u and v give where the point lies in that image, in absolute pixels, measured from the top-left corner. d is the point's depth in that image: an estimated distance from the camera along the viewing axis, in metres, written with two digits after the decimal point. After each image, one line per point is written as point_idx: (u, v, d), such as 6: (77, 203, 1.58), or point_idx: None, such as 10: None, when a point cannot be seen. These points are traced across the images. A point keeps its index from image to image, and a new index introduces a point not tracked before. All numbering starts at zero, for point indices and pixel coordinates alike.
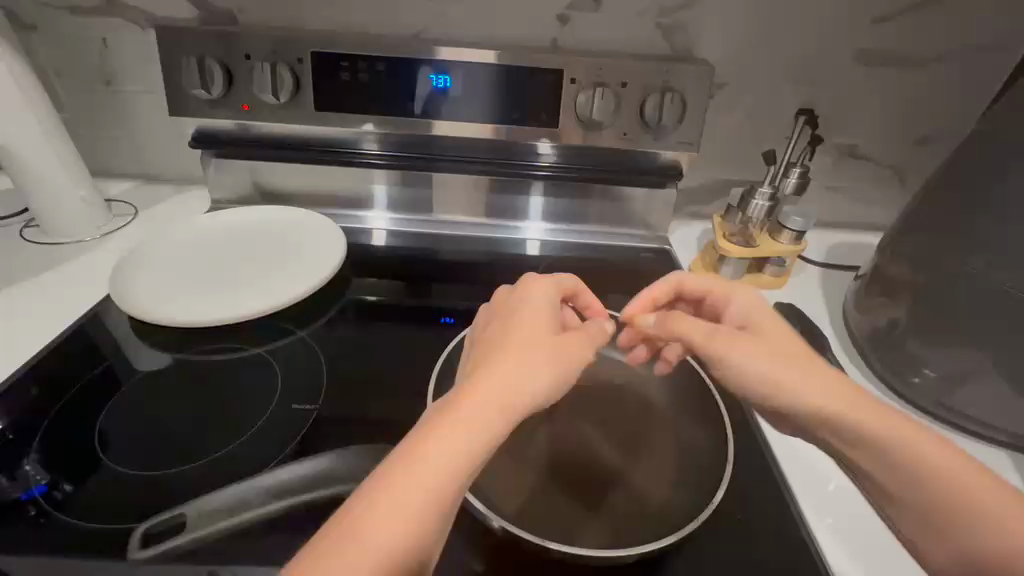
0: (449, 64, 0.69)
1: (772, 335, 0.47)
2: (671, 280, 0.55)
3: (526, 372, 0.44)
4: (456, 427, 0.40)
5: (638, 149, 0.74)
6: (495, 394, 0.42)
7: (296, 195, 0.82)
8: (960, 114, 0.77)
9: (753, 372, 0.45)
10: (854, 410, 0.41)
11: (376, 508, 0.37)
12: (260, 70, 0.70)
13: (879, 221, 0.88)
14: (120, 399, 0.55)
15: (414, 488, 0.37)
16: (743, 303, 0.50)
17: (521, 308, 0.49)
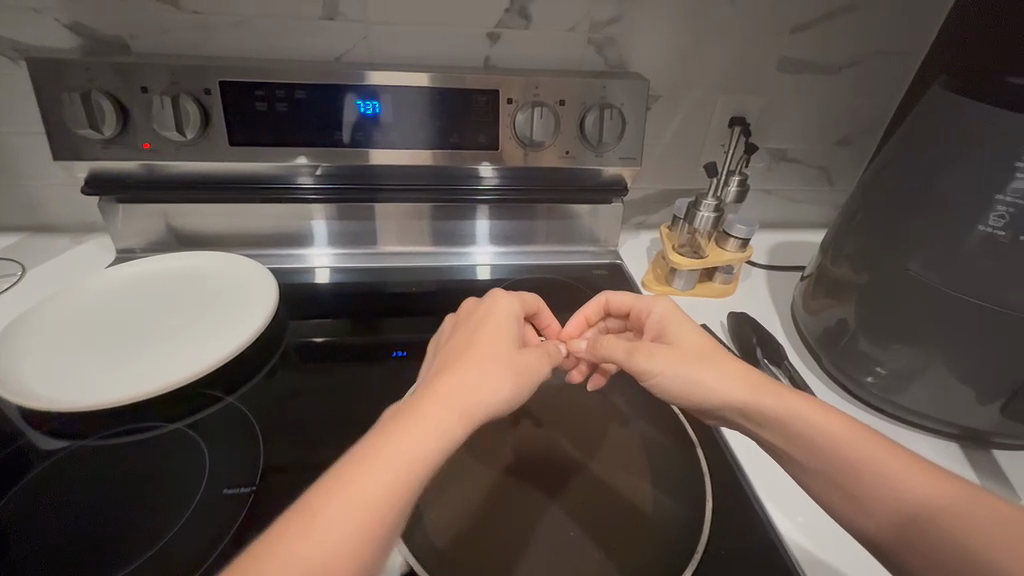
0: (378, 89, 0.65)
1: (683, 339, 0.48)
2: (597, 299, 0.56)
3: (494, 375, 0.41)
4: (418, 425, 0.36)
5: (580, 166, 0.72)
6: (468, 388, 0.39)
7: (217, 237, 0.74)
8: (875, 115, 0.82)
9: (673, 375, 0.46)
10: (768, 398, 0.43)
11: (325, 508, 0.32)
12: (160, 104, 0.62)
13: (811, 218, 0.92)
14: (10, 500, 0.46)
15: (373, 480, 0.33)
16: (659, 311, 0.51)
17: (489, 311, 0.47)
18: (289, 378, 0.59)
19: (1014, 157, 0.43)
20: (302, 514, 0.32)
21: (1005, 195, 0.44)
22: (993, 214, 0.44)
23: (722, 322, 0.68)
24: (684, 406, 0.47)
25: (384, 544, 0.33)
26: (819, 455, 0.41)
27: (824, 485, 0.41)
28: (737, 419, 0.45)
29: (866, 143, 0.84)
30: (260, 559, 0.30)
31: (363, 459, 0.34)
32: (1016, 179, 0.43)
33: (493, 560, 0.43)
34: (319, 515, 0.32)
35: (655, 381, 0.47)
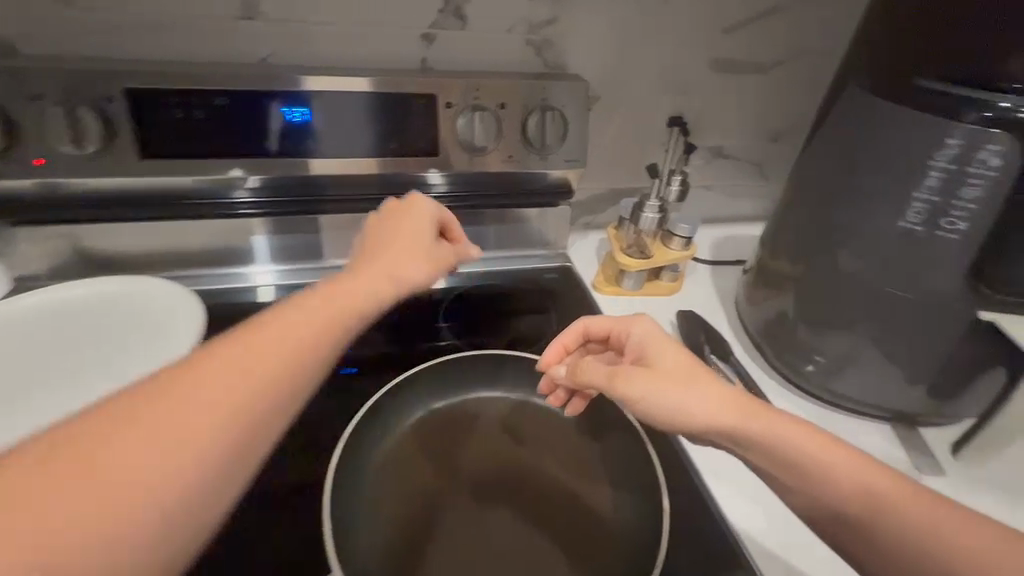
0: (306, 94, 0.61)
1: (668, 362, 0.42)
2: (574, 326, 0.48)
3: (378, 285, 0.47)
4: (323, 301, 0.43)
5: (526, 170, 0.71)
6: (379, 273, 0.48)
7: (136, 259, 0.68)
8: (802, 112, 0.86)
9: (660, 403, 0.40)
10: (760, 424, 0.38)
11: (213, 369, 0.36)
12: (53, 116, 0.56)
13: (749, 211, 0.95)
14: None
15: (266, 353, 0.38)
16: (641, 333, 0.44)
17: (402, 212, 0.54)
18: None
19: (926, 155, 0.45)
20: (169, 378, 0.35)
21: (920, 191, 0.45)
22: (911, 210, 0.46)
23: (672, 320, 0.70)
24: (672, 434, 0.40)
25: (272, 406, 0.37)
26: (808, 481, 0.36)
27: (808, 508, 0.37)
28: (727, 446, 0.39)
29: (796, 138, 0.88)
30: (146, 401, 0.34)
31: (239, 340, 0.38)
32: (929, 177, 0.45)
33: None
34: (206, 372, 0.36)
35: (641, 411, 0.41)
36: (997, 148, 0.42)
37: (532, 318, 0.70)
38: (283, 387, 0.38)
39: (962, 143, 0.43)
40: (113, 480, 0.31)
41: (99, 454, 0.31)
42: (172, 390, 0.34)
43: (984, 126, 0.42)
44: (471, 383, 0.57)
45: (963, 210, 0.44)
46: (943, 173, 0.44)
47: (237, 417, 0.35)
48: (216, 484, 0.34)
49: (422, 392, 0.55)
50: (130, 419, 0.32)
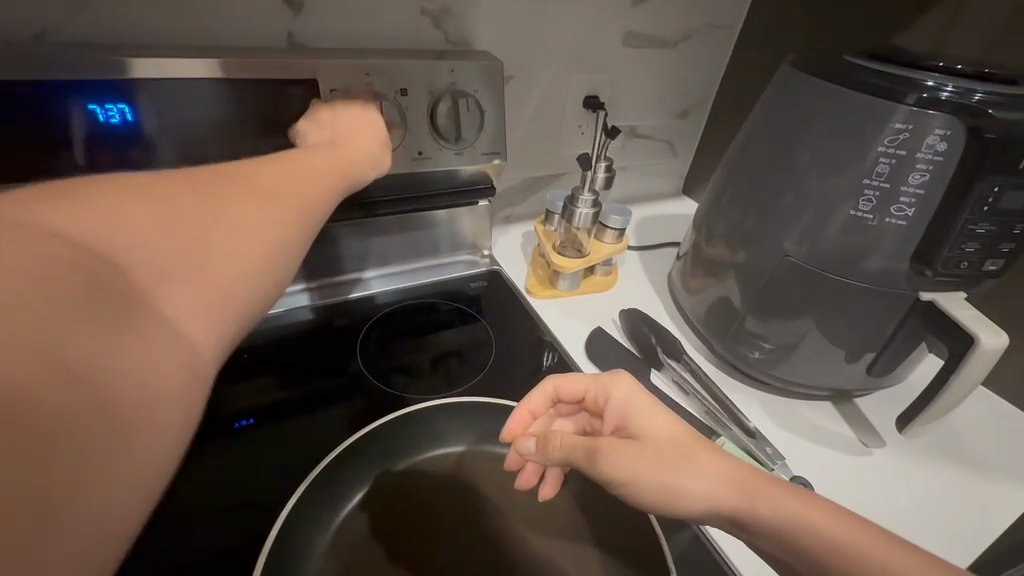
0: (123, 84, 0.44)
1: (655, 430, 0.37)
2: (545, 388, 0.44)
3: (370, 140, 0.45)
4: (285, 161, 0.37)
5: (439, 168, 0.60)
6: (337, 150, 0.41)
7: None
8: (706, 87, 0.85)
9: (645, 484, 0.35)
10: (765, 502, 0.32)
11: (178, 197, 0.29)
12: None
13: (662, 189, 0.94)
14: None
15: (237, 189, 0.31)
16: (623, 396, 0.40)
17: (355, 108, 0.49)
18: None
19: (874, 139, 0.44)
20: (164, 184, 0.29)
21: (871, 178, 0.44)
22: (862, 198, 0.45)
23: (614, 319, 0.65)
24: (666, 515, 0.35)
25: (261, 240, 0.31)
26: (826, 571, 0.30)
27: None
28: (730, 528, 0.34)
29: (700, 113, 0.88)
30: (101, 214, 0.26)
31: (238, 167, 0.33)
32: (879, 163, 0.44)
33: None
34: (167, 198, 0.28)
35: (631, 491, 0.36)
36: (943, 132, 0.42)
37: (463, 333, 0.62)
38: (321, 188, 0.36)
39: (909, 126, 0.42)
40: (174, 239, 0.27)
41: (156, 205, 0.28)
42: (210, 172, 0.32)
43: (923, 108, 0.42)
44: (427, 440, 0.50)
45: (910, 197, 0.44)
46: (892, 159, 0.43)
47: (222, 245, 0.29)
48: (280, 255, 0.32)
49: (354, 472, 0.47)
50: (173, 186, 0.29)
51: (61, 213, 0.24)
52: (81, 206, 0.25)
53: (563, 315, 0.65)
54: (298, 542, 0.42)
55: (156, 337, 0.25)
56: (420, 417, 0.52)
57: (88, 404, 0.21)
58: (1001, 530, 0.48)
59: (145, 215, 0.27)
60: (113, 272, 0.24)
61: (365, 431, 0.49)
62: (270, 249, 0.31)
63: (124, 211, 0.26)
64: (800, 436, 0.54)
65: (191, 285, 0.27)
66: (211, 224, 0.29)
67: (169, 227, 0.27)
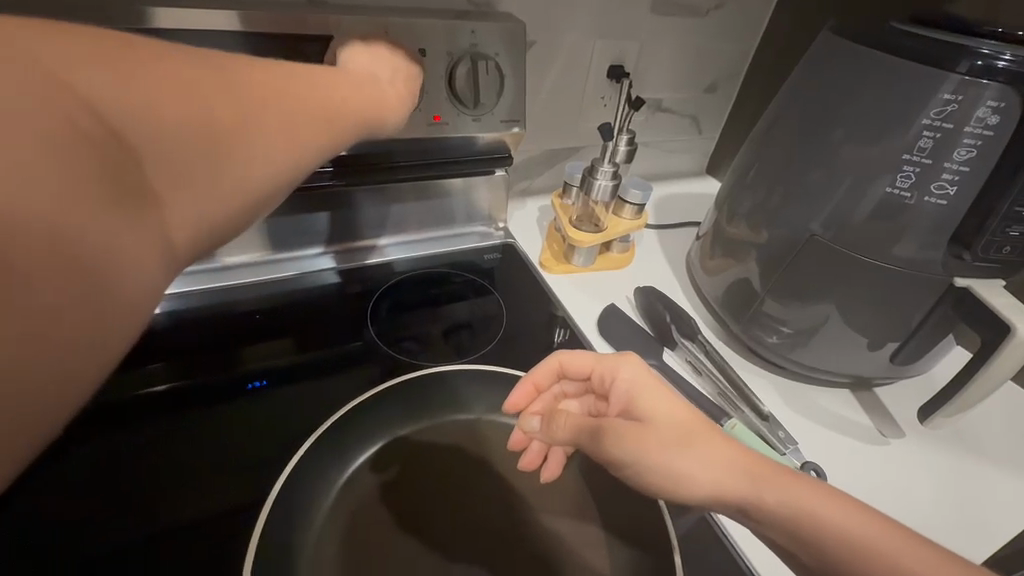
0: (139, 34, 0.43)
1: (660, 413, 0.37)
2: (550, 363, 0.43)
3: (404, 86, 0.45)
4: (325, 76, 0.36)
5: (456, 134, 0.59)
6: (374, 80, 0.41)
7: None
8: (737, 60, 0.81)
9: (647, 463, 0.34)
10: (772, 490, 0.31)
11: (207, 85, 0.29)
12: None
13: (685, 168, 0.92)
14: None
15: (269, 94, 0.31)
16: (629, 377, 0.40)
17: (398, 52, 0.48)
18: (88, 474, 0.42)
19: (919, 111, 0.41)
20: (198, 68, 0.29)
21: (912, 153, 0.42)
22: (900, 175, 0.43)
23: (629, 296, 0.64)
24: (668, 503, 0.35)
25: (278, 158, 0.32)
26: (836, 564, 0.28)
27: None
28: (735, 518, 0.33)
29: (729, 88, 0.84)
30: (127, 83, 0.26)
31: (275, 69, 0.33)
32: (922, 137, 0.41)
33: None
34: (195, 83, 0.28)
35: (631, 473, 0.36)
36: (995, 104, 0.39)
37: (473, 306, 0.61)
38: (347, 123, 0.36)
39: (958, 98, 0.40)
40: (189, 131, 0.27)
41: (185, 87, 0.28)
42: (247, 67, 0.32)
43: (976, 77, 0.39)
44: (435, 408, 0.50)
45: (953, 174, 0.41)
46: (936, 132, 0.41)
47: (232, 151, 0.29)
48: (282, 182, 0.32)
49: (360, 436, 0.47)
50: (210, 77, 0.29)
51: (93, 71, 0.25)
52: (112, 67, 0.26)
53: (578, 290, 0.64)
54: (302, 503, 0.43)
55: (154, 230, 0.25)
56: (429, 383, 0.52)
57: (92, 291, 0.22)
58: (1020, 528, 0.46)
59: (168, 98, 0.27)
60: (124, 152, 0.25)
61: (369, 395, 0.50)
62: (284, 167, 0.32)
63: (155, 84, 0.27)
64: (815, 423, 0.52)
65: (196, 185, 0.28)
66: (229, 127, 0.29)
67: (187, 116, 0.27)
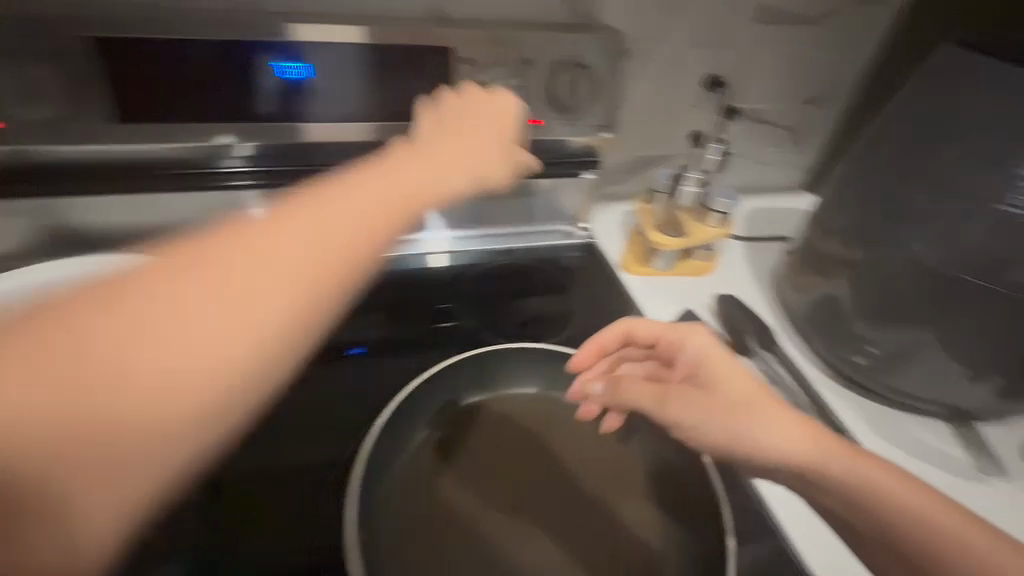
0: (297, 46, 0.52)
1: (727, 384, 0.40)
2: (620, 327, 0.46)
3: (466, 165, 0.46)
4: (396, 181, 0.39)
5: (550, 138, 0.64)
6: (446, 174, 0.43)
7: (118, 236, 0.61)
8: (847, 71, 0.78)
9: (712, 429, 0.39)
10: (837, 462, 0.36)
11: (266, 209, 0.33)
12: (9, 73, 0.48)
13: (781, 181, 0.89)
14: None
15: (333, 212, 0.34)
16: (698, 345, 0.43)
17: (473, 125, 0.51)
18: None
19: None
20: (277, 209, 0.34)
21: None
22: (1015, 191, 0.42)
23: (707, 303, 0.64)
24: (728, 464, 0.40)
25: (323, 257, 0.33)
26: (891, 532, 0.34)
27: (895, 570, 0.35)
28: (793, 484, 0.37)
29: (835, 100, 0.81)
30: (202, 234, 0.31)
31: (348, 186, 0.37)
32: None
33: None
34: (255, 207, 0.33)
35: (692, 436, 0.40)
36: None
37: (552, 300, 0.65)
38: (404, 229, 0.37)
39: None
40: (235, 248, 0.31)
41: (244, 217, 0.33)
42: (319, 193, 0.36)
43: None
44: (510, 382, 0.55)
45: None
46: None
47: (274, 251, 0.31)
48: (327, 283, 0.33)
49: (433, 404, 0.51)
50: (281, 211, 0.34)
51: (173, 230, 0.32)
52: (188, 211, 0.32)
53: (655, 293, 0.66)
54: (385, 457, 0.47)
55: (169, 341, 0.28)
56: (503, 355, 0.55)
57: (76, 437, 0.26)
58: None
59: (230, 233, 0.31)
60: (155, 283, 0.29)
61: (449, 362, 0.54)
62: (337, 274, 0.33)
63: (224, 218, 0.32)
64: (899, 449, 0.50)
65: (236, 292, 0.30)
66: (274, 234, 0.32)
67: (235, 237, 0.31)
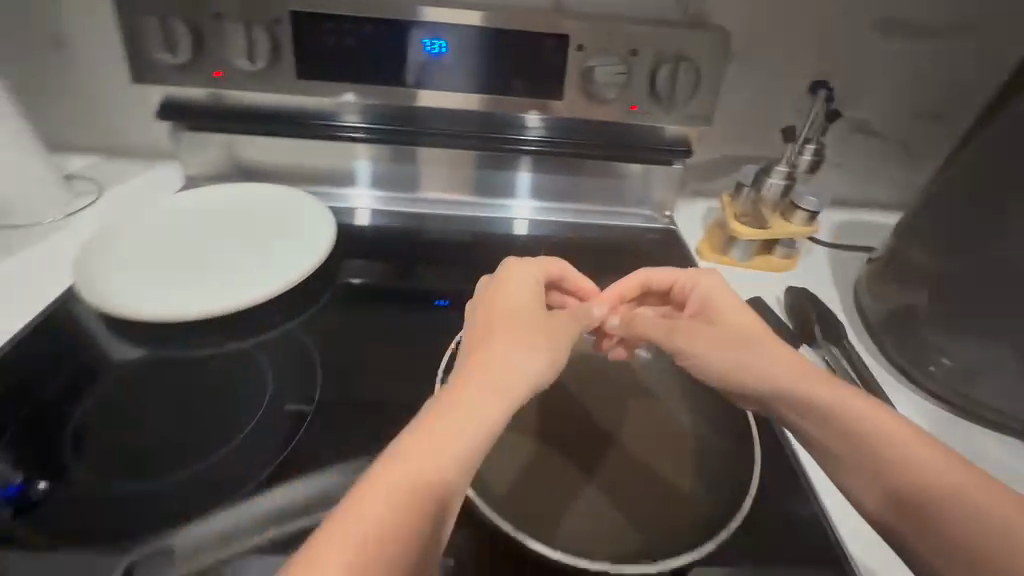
0: (442, 27, 0.63)
1: (726, 318, 0.50)
2: (637, 274, 0.57)
3: (525, 339, 0.42)
4: (487, 354, 0.40)
5: (646, 123, 0.70)
6: (530, 331, 0.43)
7: (277, 171, 0.76)
8: (975, 89, 0.74)
9: (711, 358, 0.47)
10: (824, 392, 0.41)
11: (380, 480, 0.32)
12: (233, 32, 0.63)
13: (885, 199, 0.86)
14: (90, 405, 0.51)
15: (447, 428, 0.35)
16: (707, 286, 0.53)
17: (507, 288, 0.47)
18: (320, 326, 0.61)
19: None
20: (391, 451, 0.34)
21: None
22: None
23: (777, 296, 0.66)
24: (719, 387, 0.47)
25: (444, 518, 0.33)
26: (870, 454, 0.38)
27: (870, 487, 0.38)
28: (801, 424, 0.42)
29: (960, 118, 0.77)
30: (333, 526, 0.31)
31: (447, 392, 0.37)
32: None
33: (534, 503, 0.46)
34: (371, 487, 0.32)
35: (696, 361, 0.48)
36: None
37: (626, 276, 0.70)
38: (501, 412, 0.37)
39: None
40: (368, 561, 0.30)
41: (366, 510, 0.31)
42: (428, 410, 0.36)
43: None
44: None
45: None
46: None
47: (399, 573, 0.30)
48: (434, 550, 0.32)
49: None
50: (399, 445, 0.34)
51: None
52: (327, 537, 0.30)
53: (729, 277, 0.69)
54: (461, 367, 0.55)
55: None
56: None
57: None
58: None
59: (360, 530, 0.31)
60: None
61: None
62: (445, 493, 0.33)
63: (357, 512, 0.31)
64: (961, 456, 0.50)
65: None
66: (402, 544, 0.31)
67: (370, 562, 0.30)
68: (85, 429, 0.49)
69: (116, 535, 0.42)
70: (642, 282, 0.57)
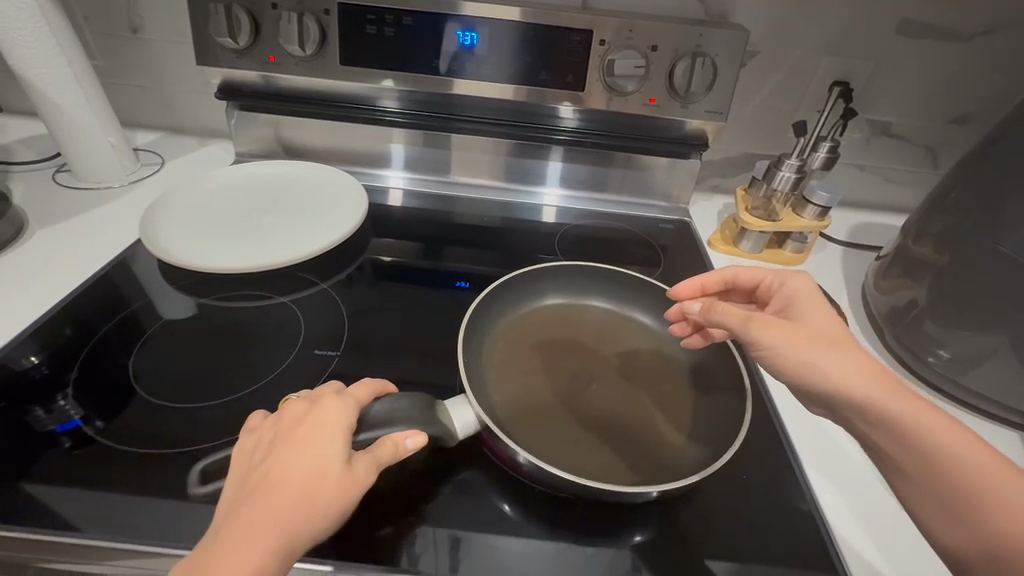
0: (476, 20, 0.68)
1: (811, 319, 0.47)
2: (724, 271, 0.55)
3: (324, 476, 0.39)
4: (288, 489, 0.38)
5: (665, 117, 0.73)
6: (279, 461, 0.39)
7: (318, 151, 0.82)
8: (1002, 93, 0.74)
9: (783, 355, 0.44)
10: (896, 403, 0.40)
11: None
12: (287, 20, 0.69)
13: (905, 203, 0.87)
14: (141, 349, 0.58)
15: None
16: (795, 287, 0.50)
17: (320, 424, 0.41)
18: (350, 292, 0.67)
19: None
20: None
21: None
22: None
23: None
24: (785, 383, 0.45)
25: None
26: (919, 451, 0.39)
27: (923, 488, 0.40)
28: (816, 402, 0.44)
29: (986, 122, 0.77)
30: None
31: (243, 536, 0.36)
32: None
33: (548, 439, 0.51)
34: None
35: (762, 357, 0.45)
36: None
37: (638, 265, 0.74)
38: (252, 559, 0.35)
39: None
40: None
41: None
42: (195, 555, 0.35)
43: None
44: (587, 296, 0.67)
45: None
46: None
47: None
48: None
49: (510, 300, 0.64)
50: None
51: None
52: None
53: None
54: (480, 323, 0.61)
55: None
56: (584, 272, 0.68)
57: None
58: None
59: None
60: None
61: (524, 270, 0.67)
62: None
63: None
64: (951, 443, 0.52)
65: None
66: None
67: None
68: (139, 373, 0.55)
69: (159, 459, 0.48)
70: (727, 279, 0.55)
